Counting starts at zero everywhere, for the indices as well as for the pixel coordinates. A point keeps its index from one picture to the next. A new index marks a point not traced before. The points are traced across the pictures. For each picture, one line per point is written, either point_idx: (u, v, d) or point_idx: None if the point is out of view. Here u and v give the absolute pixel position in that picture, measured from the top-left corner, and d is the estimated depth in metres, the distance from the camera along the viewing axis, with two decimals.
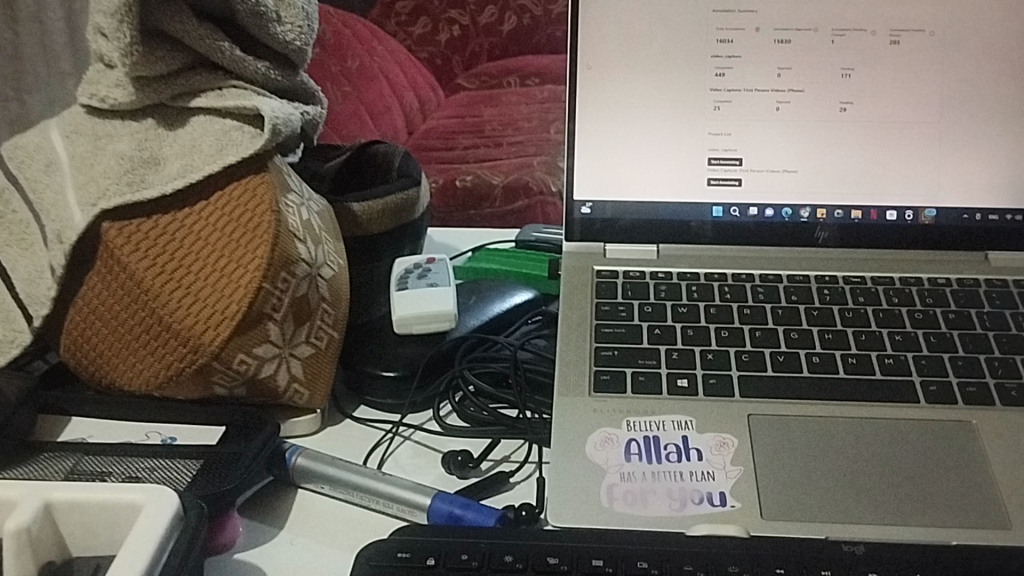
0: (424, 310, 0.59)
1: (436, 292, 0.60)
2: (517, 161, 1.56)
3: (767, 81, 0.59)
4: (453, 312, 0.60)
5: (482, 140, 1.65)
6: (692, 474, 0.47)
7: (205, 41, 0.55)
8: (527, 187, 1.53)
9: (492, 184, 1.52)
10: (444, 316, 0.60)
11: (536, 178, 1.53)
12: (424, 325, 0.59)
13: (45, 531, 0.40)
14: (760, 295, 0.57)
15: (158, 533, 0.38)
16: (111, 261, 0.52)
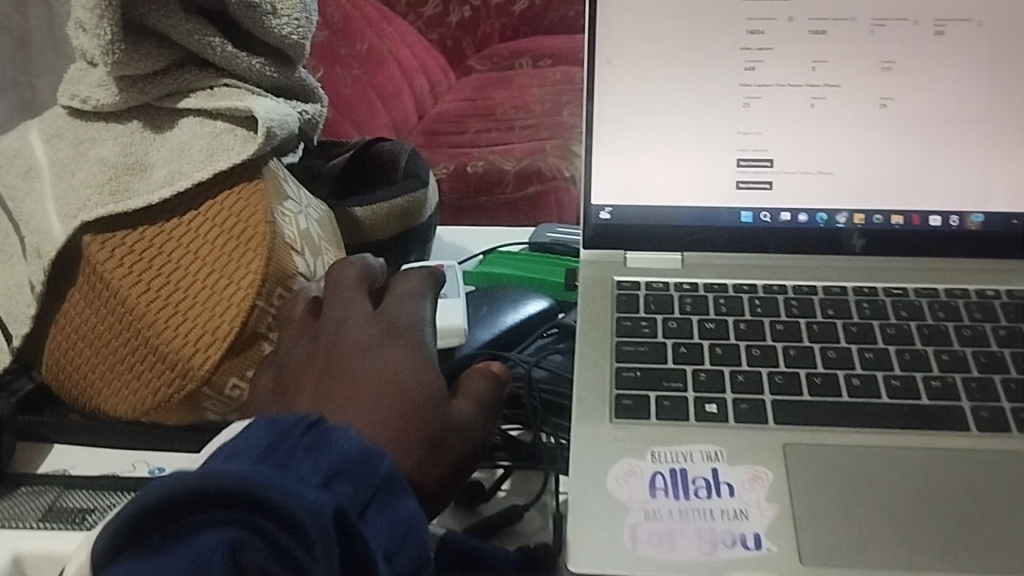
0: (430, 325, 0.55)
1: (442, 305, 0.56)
2: (529, 146, 1.49)
3: (800, 76, 0.54)
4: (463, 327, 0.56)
5: (494, 126, 1.61)
6: (724, 513, 0.43)
7: (194, 37, 0.50)
8: (541, 171, 1.42)
9: (505, 170, 1.42)
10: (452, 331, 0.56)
11: (550, 163, 1.43)
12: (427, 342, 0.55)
13: None
14: (794, 309, 0.53)
15: None
16: (93, 277, 0.48)
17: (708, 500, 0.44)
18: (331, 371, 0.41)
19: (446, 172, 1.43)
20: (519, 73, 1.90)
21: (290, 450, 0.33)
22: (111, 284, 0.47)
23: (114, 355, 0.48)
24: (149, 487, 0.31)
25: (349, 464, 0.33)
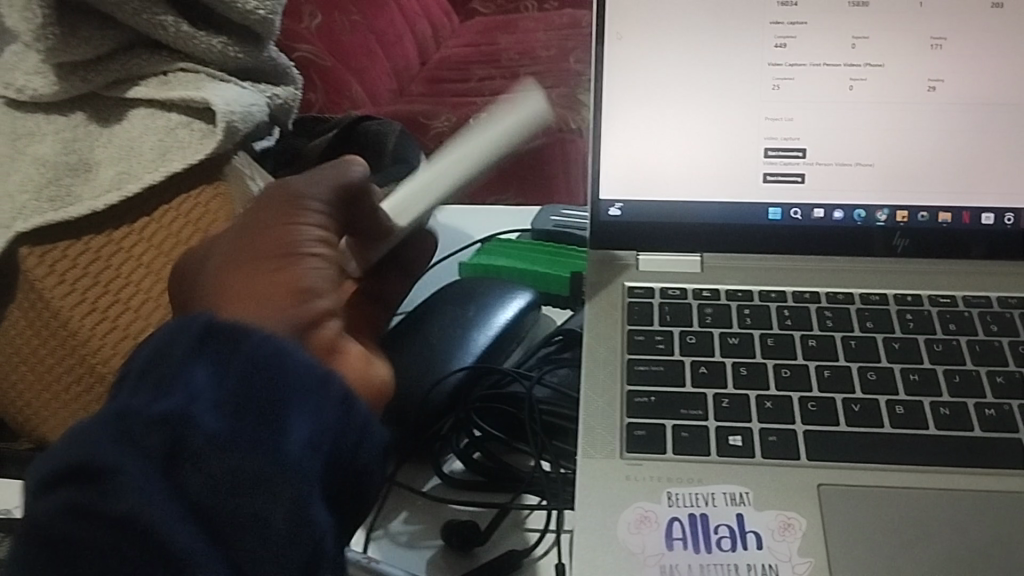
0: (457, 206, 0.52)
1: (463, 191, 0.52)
2: None
3: (838, 53, 0.48)
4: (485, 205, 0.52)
5: (500, 73, 1.53)
6: (751, 568, 0.38)
7: (142, 17, 0.44)
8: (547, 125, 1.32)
9: None
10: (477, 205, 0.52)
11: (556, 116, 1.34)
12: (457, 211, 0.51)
13: None
14: (828, 322, 0.48)
15: None
16: (31, 295, 0.42)
17: (730, 555, 0.38)
18: (275, 285, 0.36)
19: (447, 123, 1.32)
20: (524, 16, 1.82)
21: (159, 380, 0.30)
22: (53, 306, 0.42)
23: (59, 381, 0.43)
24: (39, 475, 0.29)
25: (224, 328, 0.32)
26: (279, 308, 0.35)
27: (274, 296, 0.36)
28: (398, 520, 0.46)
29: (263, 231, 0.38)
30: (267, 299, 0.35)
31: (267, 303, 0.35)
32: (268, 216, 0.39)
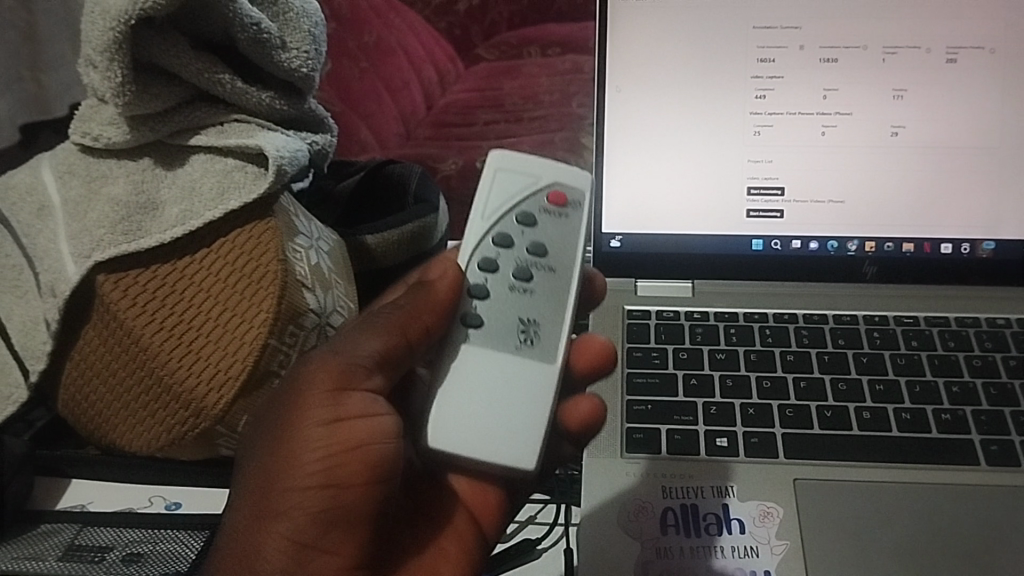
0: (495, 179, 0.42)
1: (491, 190, 0.42)
2: None
3: (811, 104, 0.54)
4: (496, 186, 0.42)
5: None
6: (734, 550, 0.44)
7: (204, 75, 0.51)
8: None
9: None
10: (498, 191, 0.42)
11: None
12: (495, 185, 0.42)
13: None
14: (805, 339, 0.54)
15: None
16: (108, 317, 0.49)
17: (719, 538, 0.44)
18: (320, 532, 0.37)
19: None
20: None
21: None
22: (127, 325, 0.48)
23: (131, 394, 0.50)
24: None
25: None
26: (319, 565, 0.37)
27: (309, 550, 0.37)
28: None
29: (296, 460, 0.37)
30: (299, 554, 0.37)
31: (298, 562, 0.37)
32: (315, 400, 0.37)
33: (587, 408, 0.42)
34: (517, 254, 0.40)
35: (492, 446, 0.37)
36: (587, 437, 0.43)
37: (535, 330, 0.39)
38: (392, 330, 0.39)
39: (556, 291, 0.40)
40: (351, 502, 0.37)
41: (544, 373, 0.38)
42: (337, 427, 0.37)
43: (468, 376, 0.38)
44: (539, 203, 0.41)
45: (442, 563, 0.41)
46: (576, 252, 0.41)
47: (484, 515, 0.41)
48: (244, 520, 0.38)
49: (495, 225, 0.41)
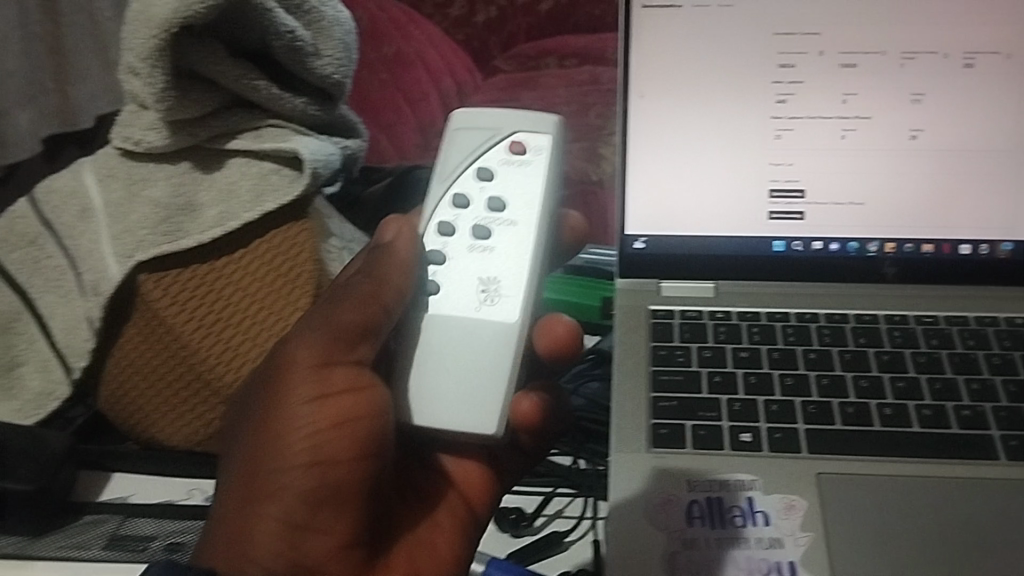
0: (456, 143, 0.50)
1: (453, 153, 0.50)
2: None
3: (831, 108, 0.55)
4: (458, 151, 0.50)
5: None
6: (759, 541, 0.45)
7: (241, 81, 0.52)
8: None
9: None
10: (459, 152, 0.50)
11: None
12: (456, 149, 0.50)
13: None
14: (826, 338, 0.55)
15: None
16: (150, 315, 0.51)
17: (745, 529, 0.45)
18: (311, 509, 0.43)
19: None
20: None
21: None
22: (168, 323, 0.50)
23: (171, 389, 0.52)
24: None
25: None
26: (313, 542, 0.43)
27: (302, 529, 0.43)
28: None
29: (289, 442, 0.43)
30: (291, 532, 0.43)
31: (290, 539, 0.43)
32: (300, 382, 0.44)
33: (528, 408, 0.48)
34: (475, 211, 0.49)
35: (456, 395, 0.45)
36: (530, 433, 0.49)
37: (495, 287, 0.47)
38: (363, 311, 0.45)
39: (516, 241, 0.48)
40: (343, 475, 0.44)
41: (499, 331, 0.46)
42: (321, 406, 0.44)
43: (439, 338, 0.46)
44: (498, 158, 0.49)
45: (438, 537, 0.48)
46: (532, 200, 0.48)
47: (474, 490, 0.49)
48: (233, 507, 0.43)
49: (456, 184, 0.50)
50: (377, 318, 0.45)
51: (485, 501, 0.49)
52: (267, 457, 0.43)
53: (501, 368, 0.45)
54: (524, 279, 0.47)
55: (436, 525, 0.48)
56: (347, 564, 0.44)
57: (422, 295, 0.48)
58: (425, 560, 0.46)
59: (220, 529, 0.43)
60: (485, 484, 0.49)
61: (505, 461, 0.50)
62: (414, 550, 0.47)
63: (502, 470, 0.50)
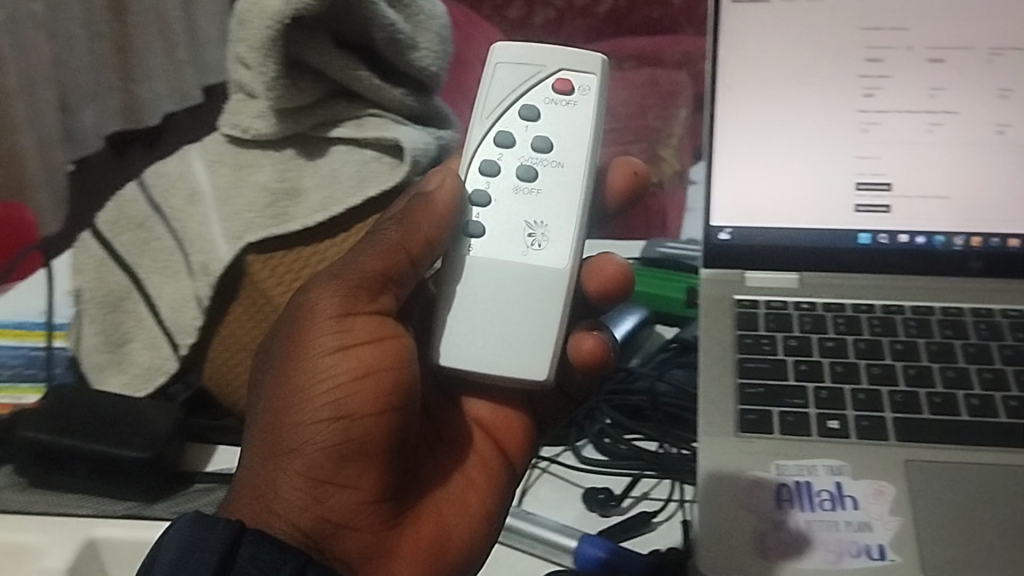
0: (499, 80, 0.48)
1: (494, 92, 0.48)
2: None
3: (918, 102, 0.56)
4: (500, 89, 0.48)
5: None
6: (848, 524, 0.46)
7: (344, 71, 0.54)
8: None
9: None
10: (501, 92, 0.48)
11: None
12: (498, 87, 0.48)
13: (87, 563, 0.47)
14: (912, 329, 0.56)
15: None
16: (257, 293, 0.54)
17: (833, 512, 0.46)
18: (336, 465, 0.43)
19: None
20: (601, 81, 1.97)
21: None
22: (274, 301, 0.53)
23: None
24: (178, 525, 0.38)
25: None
26: (339, 497, 0.43)
27: (325, 483, 0.43)
28: (544, 486, 0.54)
29: (311, 393, 0.43)
30: (316, 487, 0.43)
31: (315, 494, 0.42)
32: (323, 329, 0.44)
33: (592, 347, 0.48)
34: (520, 150, 0.47)
35: (502, 348, 0.44)
36: (594, 374, 0.48)
37: (542, 232, 0.46)
38: (389, 253, 0.45)
39: (562, 184, 0.47)
40: (370, 430, 0.43)
41: (549, 277, 0.45)
42: (345, 356, 0.44)
43: (485, 281, 0.46)
44: (543, 95, 0.48)
45: (468, 492, 0.48)
46: (578, 141, 0.47)
47: (505, 435, 0.50)
48: (257, 462, 0.43)
49: (498, 124, 0.48)
50: (403, 264, 0.46)
51: (520, 450, 0.50)
52: (285, 407, 0.43)
53: (548, 316, 0.45)
54: (572, 219, 0.46)
55: (467, 480, 0.48)
56: (373, 520, 0.44)
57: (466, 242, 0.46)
58: (455, 514, 0.47)
59: (243, 488, 0.42)
60: (519, 431, 0.50)
61: (540, 408, 0.51)
62: (443, 504, 0.47)
63: (534, 415, 0.51)
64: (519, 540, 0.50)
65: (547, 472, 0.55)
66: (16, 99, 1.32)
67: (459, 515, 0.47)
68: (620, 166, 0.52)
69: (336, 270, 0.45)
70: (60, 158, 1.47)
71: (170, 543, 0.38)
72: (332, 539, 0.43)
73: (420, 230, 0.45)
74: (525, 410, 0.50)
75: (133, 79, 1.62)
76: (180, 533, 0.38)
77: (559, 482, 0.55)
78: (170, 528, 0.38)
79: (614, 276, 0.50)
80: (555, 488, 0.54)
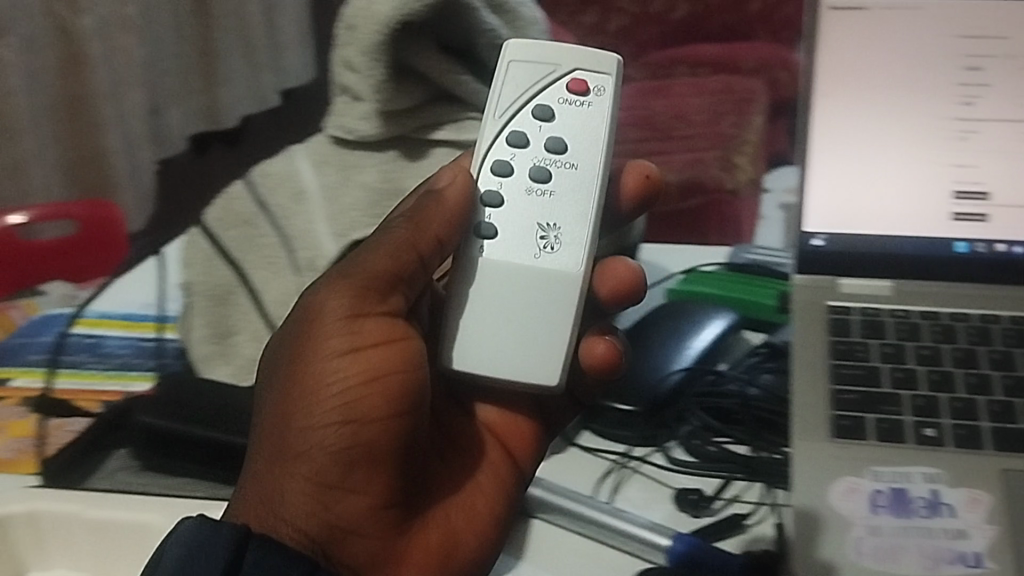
0: (515, 76, 0.49)
1: (509, 88, 0.49)
2: None
3: (1018, 111, 0.56)
4: (513, 87, 0.49)
5: None
6: (945, 531, 0.46)
7: (447, 75, 0.56)
8: None
9: None
10: (515, 89, 0.49)
11: None
12: (512, 85, 0.49)
13: None
14: (1008, 340, 0.56)
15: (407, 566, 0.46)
16: None
17: (930, 519, 0.47)
18: (342, 469, 0.45)
19: None
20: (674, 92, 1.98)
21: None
22: None
23: None
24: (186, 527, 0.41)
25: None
26: (346, 502, 0.45)
27: (333, 488, 0.45)
28: (634, 485, 0.55)
29: (321, 398, 0.45)
30: (323, 490, 0.44)
31: (322, 499, 0.44)
32: (333, 334, 0.46)
33: (603, 354, 0.50)
34: (533, 151, 0.48)
35: (514, 353, 0.46)
36: (605, 377, 0.51)
37: (555, 234, 0.47)
38: (400, 256, 0.47)
39: (576, 187, 0.48)
40: (377, 435, 0.45)
41: (563, 285, 0.47)
42: (353, 362, 0.46)
43: (496, 285, 0.47)
44: (558, 96, 0.48)
45: (478, 495, 0.51)
46: (591, 142, 0.48)
47: (513, 440, 0.52)
48: (263, 467, 0.45)
49: (512, 124, 0.49)
50: (413, 263, 0.47)
51: (527, 453, 0.52)
52: (296, 410, 0.45)
53: (559, 322, 0.47)
54: (585, 222, 0.47)
55: (472, 486, 0.51)
56: (378, 525, 0.46)
57: (478, 242, 0.48)
58: (459, 519, 0.49)
59: (247, 492, 0.44)
60: (531, 438, 0.52)
61: (548, 412, 0.53)
62: (447, 513, 0.49)
63: (543, 418, 0.53)
64: (612, 537, 0.51)
65: (638, 472, 0.56)
66: (103, 100, 1.37)
67: (465, 521, 0.49)
68: (632, 170, 0.53)
69: (343, 274, 0.47)
70: (147, 158, 1.51)
71: (175, 542, 0.40)
72: (337, 544, 0.45)
73: (434, 229, 0.47)
74: (539, 414, 0.53)
75: (214, 83, 1.68)
76: (186, 534, 0.40)
77: (649, 482, 0.55)
78: (173, 533, 0.41)
79: (625, 280, 0.52)
80: (646, 487, 0.55)
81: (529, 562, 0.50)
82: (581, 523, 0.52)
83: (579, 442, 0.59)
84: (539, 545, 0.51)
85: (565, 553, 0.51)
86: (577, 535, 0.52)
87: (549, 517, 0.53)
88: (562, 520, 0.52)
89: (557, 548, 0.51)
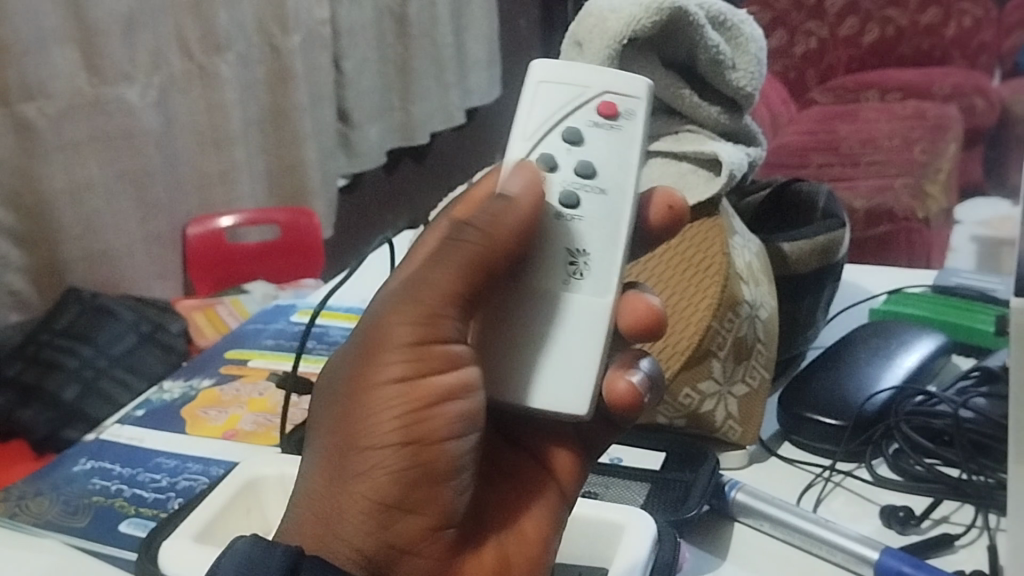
0: (549, 99, 0.42)
1: (535, 115, 0.42)
2: (877, 186, 1.57)
3: None
4: (541, 112, 0.42)
5: (841, 169, 1.67)
6: None
7: (670, 89, 0.59)
8: (892, 213, 1.47)
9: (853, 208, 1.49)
10: (542, 114, 0.42)
11: (902, 205, 1.49)
12: (539, 110, 0.42)
13: None
14: None
15: (647, 547, 0.46)
16: None
17: None
18: (403, 493, 0.38)
19: None
20: (864, 121, 1.94)
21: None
22: None
23: None
24: (233, 552, 0.36)
25: None
26: (406, 525, 0.39)
27: (389, 513, 0.38)
28: (838, 497, 0.56)
29: (379, 416, 0.38)
30: (380, 515, 0.38)
31: (379, 522, 0.38)
32: (395, 348, 0.39)
33: (626, 391, 0.43)
34: (562, 176, 0.41)
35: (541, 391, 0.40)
36: (628, 415, 0.43)
37: (584, 262, 0.41)
38: (473, 263, 0.38)
39: (607, 212, 0.41)
40: (446, 454, 0.39)
41: (596, 308, 0.40)
42: (410, 378, 0.38)
43: (521, 311, 0.41)
44: (587, 118, 0.41)
45: (535, 521, 0.43)
46: (624, 165, 0.41)
47: (562, 470, 0.44)
48: (321, 486, 0.39)
49: (539, 146, 0.42)
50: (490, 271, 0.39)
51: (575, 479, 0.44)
52: (352, 426, 0.39)
53: (589, 347, 0.40)
54: (617, 249, 0.41)
55: (530, 509, 0.43)
56: (437, 549, 0.40)
57: None
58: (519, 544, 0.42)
59: (305, 508, 0.39)
60: (568, 462, 0.44)
61: (591, 435, 0.44)
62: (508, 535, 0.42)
63: (589, 446, 0.44)
64: (815, 545, 0.51)
65: (841, 486, 0.57)
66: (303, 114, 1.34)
67: (528, 545, 0.42)
68: (657, 199, 0.45)
69: (411, 280, 0.39)
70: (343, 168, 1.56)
71: (232, 555, 0.36)
72: (394, 565, 0.39)
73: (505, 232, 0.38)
74: (582, 445, 0.44)
75: (410, 100, 1.69)
76: (245, 550, 0.36)
77: (853, 496, 0.56)
78: (231, 547, 0.36)
79: (648, 314, 0.44)
80: (849, 501, 0.55)
81: (731, 562, 0.51)
82: (786, 528, 0.52)
83: (780, 453, 0.60)
84: (742, 547, 0.52)
85: (767, 557, 0.52)
86: (780, 542, 0.52)
87: (751, 521, 0.53)
88: (764, 525, 0.53)
89: (760, 552, 0.52)
